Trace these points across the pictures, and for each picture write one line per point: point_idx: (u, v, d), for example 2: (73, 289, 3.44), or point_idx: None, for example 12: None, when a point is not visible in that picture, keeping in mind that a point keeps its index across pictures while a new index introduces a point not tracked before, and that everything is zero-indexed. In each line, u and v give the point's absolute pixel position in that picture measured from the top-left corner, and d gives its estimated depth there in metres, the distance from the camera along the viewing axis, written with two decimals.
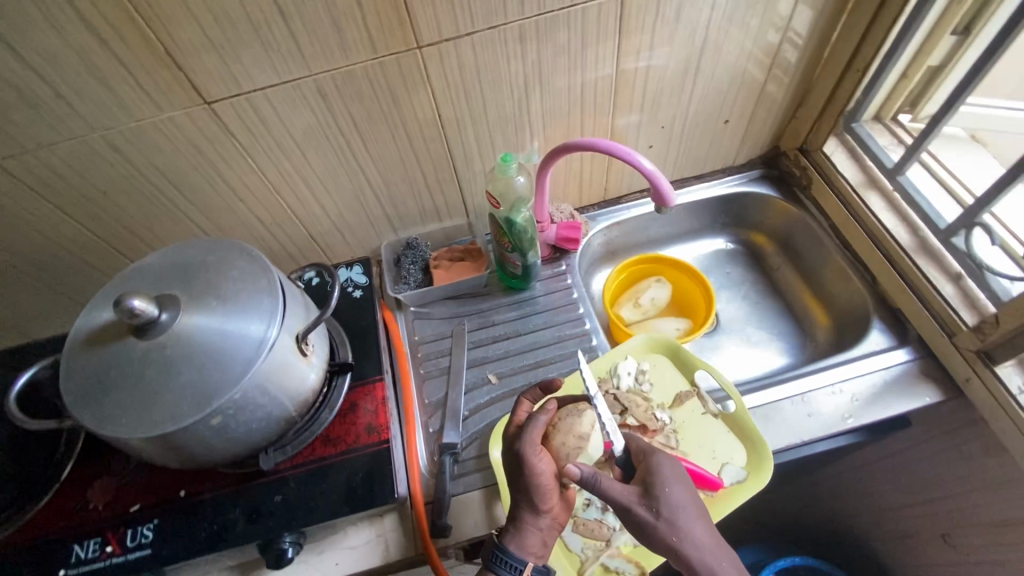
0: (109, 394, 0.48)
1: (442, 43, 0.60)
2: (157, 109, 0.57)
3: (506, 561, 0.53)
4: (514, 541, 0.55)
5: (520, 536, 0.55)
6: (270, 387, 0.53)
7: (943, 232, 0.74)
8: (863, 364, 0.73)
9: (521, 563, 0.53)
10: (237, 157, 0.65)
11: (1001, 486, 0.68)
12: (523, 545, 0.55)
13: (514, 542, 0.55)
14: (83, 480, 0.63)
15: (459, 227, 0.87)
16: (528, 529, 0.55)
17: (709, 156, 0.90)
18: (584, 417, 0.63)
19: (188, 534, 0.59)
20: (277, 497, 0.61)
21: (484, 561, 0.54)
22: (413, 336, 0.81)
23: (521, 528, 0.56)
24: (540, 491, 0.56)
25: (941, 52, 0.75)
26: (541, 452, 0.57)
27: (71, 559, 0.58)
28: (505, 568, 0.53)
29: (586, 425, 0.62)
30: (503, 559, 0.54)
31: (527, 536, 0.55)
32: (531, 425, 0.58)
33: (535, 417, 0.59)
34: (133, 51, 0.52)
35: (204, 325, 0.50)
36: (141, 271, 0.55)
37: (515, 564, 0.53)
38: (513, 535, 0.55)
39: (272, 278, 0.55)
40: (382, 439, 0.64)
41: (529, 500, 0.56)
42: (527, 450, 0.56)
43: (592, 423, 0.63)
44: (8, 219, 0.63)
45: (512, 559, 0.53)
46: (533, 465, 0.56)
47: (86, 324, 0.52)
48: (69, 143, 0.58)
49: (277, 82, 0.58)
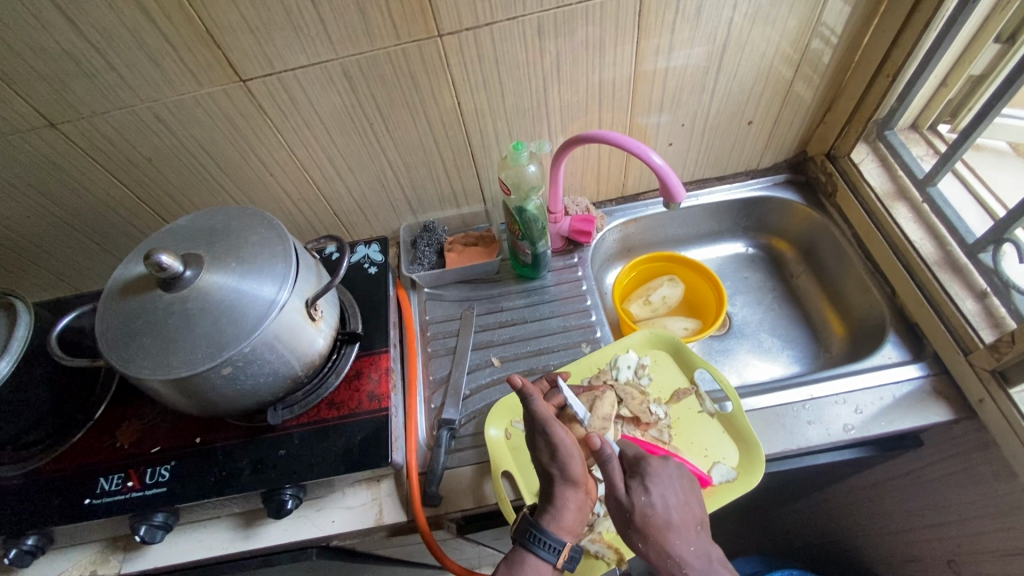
0: (135, 337, 0.53)
1: (463, 32, 0.63)
2: (198, 85, 0.62)
3: (545, 540, 0.49)
4: (552, 520, 0.50)
5: (559, 514, 0.51)
6: (278, 345, 0.57)
7: (971, 246, 0.71)
8: (873, 376, 0.71)
9: (561, 542, 0.49)
10: (268, 133, 0.70)
11: (1010, 514, 0.65)
12: (562, 524, 0.50)
13: (553, 522, 0.50)
14: (113, 420, 0.70)
15: (477, 214, 0.90)
16: (566, 506, 0.51)
17: (731, 157, 0.90)
18: (605, 399, 0.69)
19: (199, 477, 0.64)
20: (281, 451, 0.65)
21: (521, 541, 0.50)
22: (424, 316, 0.85)
23: (559, 505, 0.51)
24: (575, 464, 0.52)
25: (983, 60, 0.72)
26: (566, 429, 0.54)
27: (96, 490, 0.64)
28: (545, 549, 0.49)
29: (607, 406, 0.68)
30: (541, 538, 0.49)
31: (565, 514, 0.51)
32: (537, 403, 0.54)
33: (535, 397, 0.54)
34: (177, 27, 0.57)
35: (222, 283, 0.54)
36: (172, 231, 0.60)
37: (555, 544, 0.49)
38: (551, 514, 0.51)
39: (288, 245, 0.58)
40: (383, 406, 0.67)
41: (563, 475, 0.52)
42: (552, 425, 0.53)
43: (612, 405, 0.68)
44: (63, 177, 0.70)
45: (552, 539, 0.49)
46: (561, 439, 0.52)
47: (122, 276, 0.57)
48: (119, 113, 0.64)
49: (306, 64, 0.62)
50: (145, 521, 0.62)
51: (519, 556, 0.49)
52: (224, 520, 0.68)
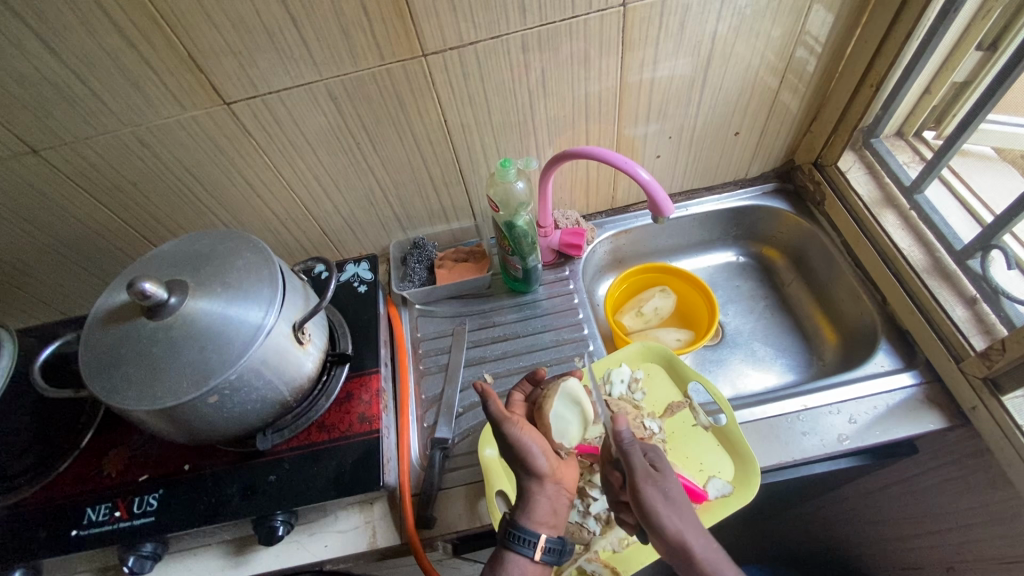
0: (120, 367, 0.52)
1: (446, 51, 0.63)
2: (181, 108, 0.62)
3: (521, 537, 0.52)
4: (525, 515, 0.53)
5: (531, 510, 0.54)
6: (265, 370, 0.56)
7: (958, 253, 0.72)
8: (867, 385, 0.71)
9: (535, 535, 0.52)
10: (253, 154, 0.69)
11: (1007, 521, 0.64)
12: (535, 517, 0.53)
13: (526, 516, 0.53)
14: (99, 449, 0.69)
15: (466, 229, 0.90)
16: (537, 501, 0.54)
17: (719, 167, 0.90)
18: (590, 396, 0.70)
19: (188, 505, 0.63)
20: (271, 477, 0.64)
21: (500, 541, 0.53)
22: (415, 333, 0.84)
23: (530, 501, 0.54)
24: (536, 459, 0.55)
25: (966, 67, 0.73)
26: (525, 426, 0.56)
27: (83, 521, 0.63)
28: (522, 545, 0.51)
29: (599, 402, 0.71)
30: (518, 535, 0.52)
31: (537, 507, 0.54)
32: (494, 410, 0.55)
33: (491, 403, 0.55)
34: (157, 52, 0.56)
35: (207, 309, 0.53)
36: (157, 257, 0.59)
37: (530, 538, 0.52)
38: (524, 511, 0.54)
39: (274, 268, 0.58)
40: (374, 428, 0.67)
41: (529, 470, 0.55)
42: (508, 426, 0.54)
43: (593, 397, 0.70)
44: (44, 203, 0.69)
45: (527, 533, 0.52)
46: (518, 437, 0.55)
47: (105, 304, 0.56)
48: (102, 137, 0.63)
49: (289, 85, 0.62)
50: (134, 551, 0.61)
51: (502, 556, 0.51)
52: (214, 548, 0.67)
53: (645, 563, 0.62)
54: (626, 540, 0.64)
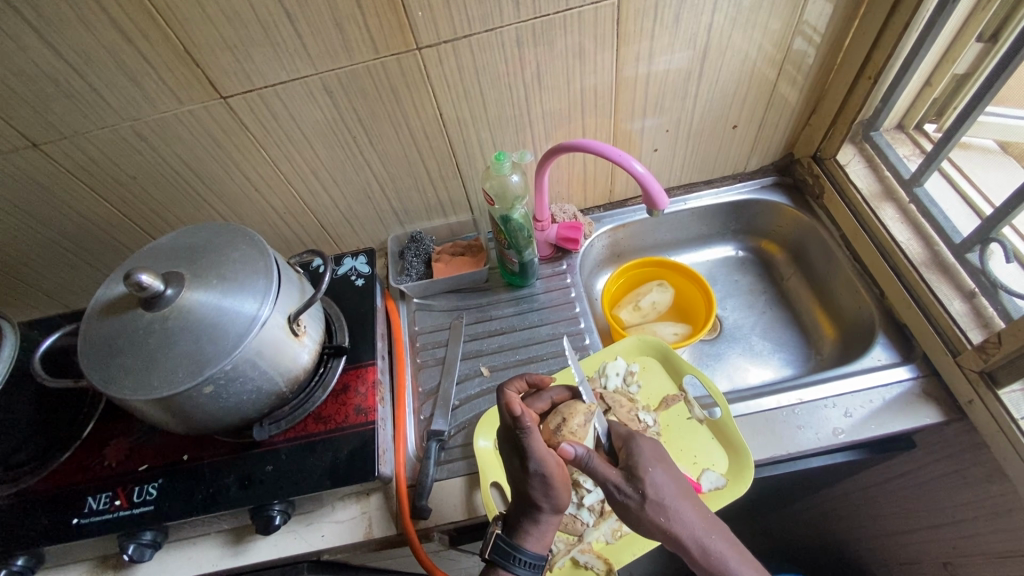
0: (117, 357, 0.53)
1: (441, 44, 0.63)
2: (178, 102, 0.62)
3: (528, 560, 0.51)
4: (535, 540, 0.52)
5: (540, 535, 0.53)
6: (260, 361, 0.57)
7: (958, 246, 0.71)
8: (864, 379, 0.71)
9: (541, 559, 0.52)
10: (250, 148, 0.70)
11: (1002, 516, 0.64)
12: (540, 542, 0.53)
13: (533, 541, 0.52)
14: (100, 439, 0.70)
15: (464, 223, 0.90)
16: (546, 527, 0.53)
17: (718, 161, 0.90)
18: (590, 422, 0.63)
19: (186, 495, 0.64)
20: (268, 467, 0.65)
21: (503, 563, 0.50)
22: (413, 327, 0.85)
23: (541, 528, 0.53)
24: (563, 493, 0.53)
25: (967, 59, 0.72)
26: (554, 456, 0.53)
27: (84, 510, 0.64)
28: (527, 568, 0.51)
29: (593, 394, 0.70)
30: (523, 559, 0.51)
31: (545, 532, 0.53)
32: (534, 441, 0.51)
33: (531, 429, 0.51)
34: (154, 47, 0.57)
35: (203, 300, 0.54)
36: (154, 250, 0.60)
37: (535, 562, 0.51)
38: (532, 535, 0.52)
39: (270, 260, 0.58)
40: (369, 420, 0.67)
41: (552, 503, 0.52)
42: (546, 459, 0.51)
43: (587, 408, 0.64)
44: (45, 195, 0.70)
45: (533, 557, 0.51)
46: (552, 472, 0.52)
47: (103, 296, 0.57)
48: (101, 131, 0.64)
49: (285, 79, 0.63)
50: (134, 539, 0.62)
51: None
52: (213, 536, 0.68)
53: (637, 553, 0.63)
54: (619, 531, 0.64)
